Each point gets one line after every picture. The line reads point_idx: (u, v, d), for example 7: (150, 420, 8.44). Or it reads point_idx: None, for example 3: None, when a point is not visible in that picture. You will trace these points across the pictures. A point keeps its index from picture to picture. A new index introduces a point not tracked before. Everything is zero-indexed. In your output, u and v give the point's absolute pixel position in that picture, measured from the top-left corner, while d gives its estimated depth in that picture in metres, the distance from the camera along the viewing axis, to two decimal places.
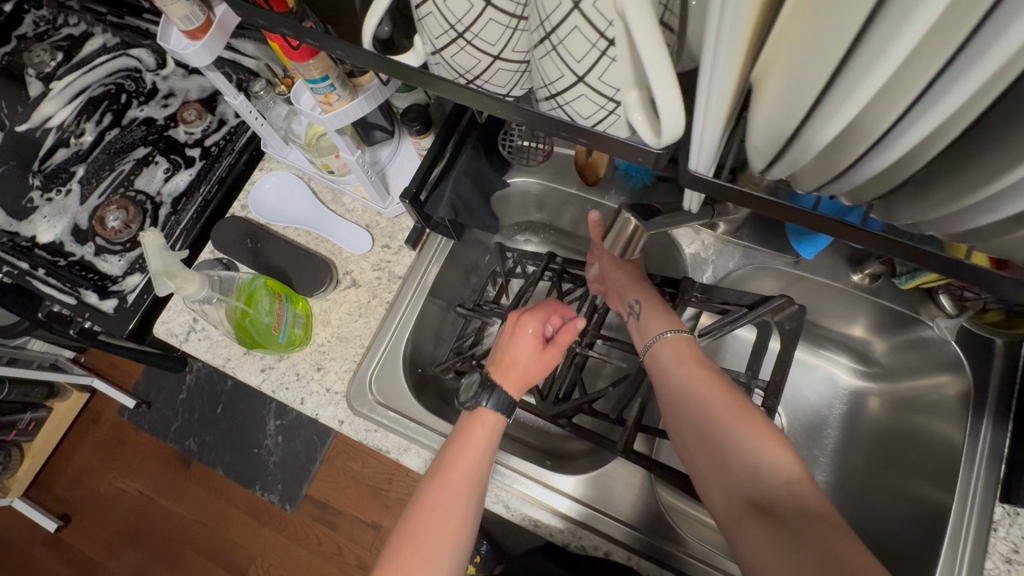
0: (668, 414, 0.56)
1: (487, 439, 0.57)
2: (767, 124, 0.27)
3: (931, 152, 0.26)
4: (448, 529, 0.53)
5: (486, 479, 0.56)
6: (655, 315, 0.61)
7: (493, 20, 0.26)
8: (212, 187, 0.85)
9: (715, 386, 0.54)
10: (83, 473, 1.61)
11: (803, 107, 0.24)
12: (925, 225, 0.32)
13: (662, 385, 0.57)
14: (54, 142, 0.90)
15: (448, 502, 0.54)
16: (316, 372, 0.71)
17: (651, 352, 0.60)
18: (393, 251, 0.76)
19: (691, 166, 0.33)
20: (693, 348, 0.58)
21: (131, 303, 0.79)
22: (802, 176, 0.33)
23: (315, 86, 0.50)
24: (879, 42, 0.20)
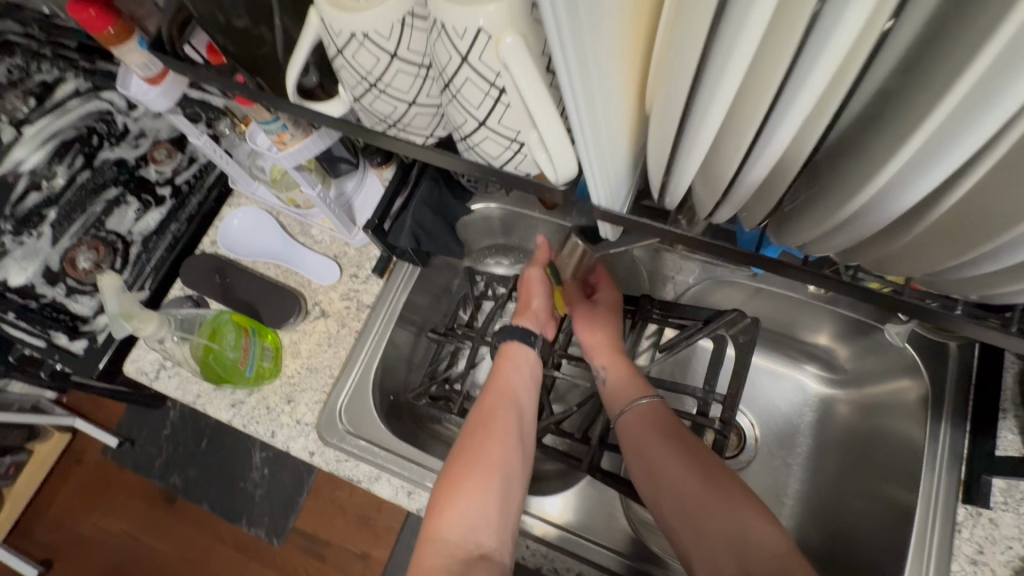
0: (643, 486, 0.56)
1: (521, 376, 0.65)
2: (654, 154, 0.29)
3: (796, 159, 0.28)
4: (492, 453, 0.57)
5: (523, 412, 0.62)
6: (623, 383, 0.63)
7: (402, 71, 0.28)
8: (186, 225, 0.86)
9: (686, 451, 0.56)
10: (65, 516, 1.58)
11: (671, 132, 0.26)
12: (821, 238, 0.33)
13: (634, 455, 0.58)
14: (24, 186, 0.89)
15: (489, 432, 0.59)
16: (286, 404, 0.71)
17: (624, 421, 0.60)
18: (360, 281, 0.77)
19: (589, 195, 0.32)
20: (664, 411, 0.60)
21: (100, 342, 0.81)
22: (700, 194, 0.34)
23: (267, 126, 0.52)
24: (715, 73, 0.21)
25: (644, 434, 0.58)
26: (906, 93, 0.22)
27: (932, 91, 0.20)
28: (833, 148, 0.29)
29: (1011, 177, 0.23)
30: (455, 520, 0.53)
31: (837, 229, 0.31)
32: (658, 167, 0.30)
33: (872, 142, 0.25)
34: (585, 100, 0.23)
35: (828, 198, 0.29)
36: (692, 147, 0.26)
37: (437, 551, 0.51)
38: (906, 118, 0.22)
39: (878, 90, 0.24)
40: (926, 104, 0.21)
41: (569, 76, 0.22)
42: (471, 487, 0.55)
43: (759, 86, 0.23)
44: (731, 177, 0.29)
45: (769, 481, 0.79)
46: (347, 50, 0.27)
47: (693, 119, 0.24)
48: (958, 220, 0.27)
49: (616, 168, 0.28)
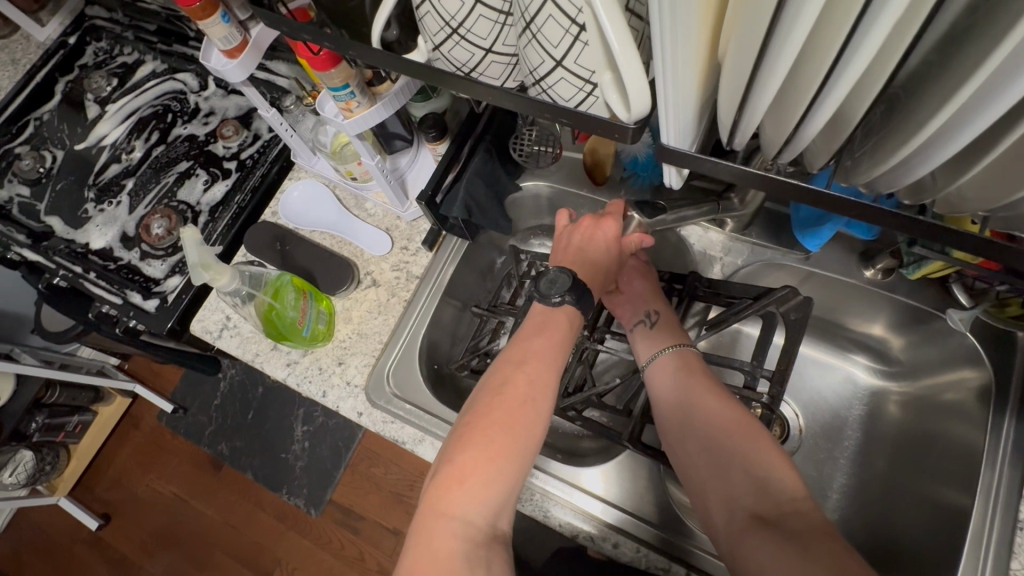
0: (668, 424, 0.58)
1: (560, 339, 0.57)
2: (723, 99, 0.29)
3: (863, 105, 0.28)
4: (517, 439, 0.52)
5: (551, 399, 0.55)
6: (670, 327, 0.64)
7: (483, 16, 0.29)
8: (250, 196, 0.91)
9: (713, 397, 0.57)
10: (123, 475, 1.69)
11: (741, 75, 0.27)
12: (881, 181, 0.33)
13: (663, 396, 0.60)
14: (107, 158, 1.00)
15: (514, 415, 0.53)
16: (337, 366, 0.74)
17: (653, 366, 0.62)
18: (411, 253, 0.79)
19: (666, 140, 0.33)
20: (694, 360, 0.61)
21: (170, 302, 0.85)
22: (766, 134, 0.34)
23: (337, 93, 0.55)
24: (789, 12, 0.22)
25: (673, 379, 0.60)
26: (982, 29, 0.22)
27: (1006, 17, 0.20)
28: (905, 96, 0.29)
29: None
30: (478, 500, 0.50)
31: (893, 171, 0.31)
32: (728, 111, 0.30)
33: (943, 83, 0.25)
34: (665, 41, 0.24)
35: (892, 141, 0.29)
36: (757, 87, 0.26)
37: (446, 529, 0.49)
38: (979, 50, 0.22)
39: (951, 28, 0.25)
40: (999, 37, 0.21)
41: (654, 13, 0.22)
42: (491, 474, 0.51)
43: (827, 27, 0.23)
44: (795, 121, 0.30)
45: (814, 473, 0.77)
46: None
47: (765, 64, 0.25)
48: (1016, 163, 0.27)
49: (685, 112, 0.29)
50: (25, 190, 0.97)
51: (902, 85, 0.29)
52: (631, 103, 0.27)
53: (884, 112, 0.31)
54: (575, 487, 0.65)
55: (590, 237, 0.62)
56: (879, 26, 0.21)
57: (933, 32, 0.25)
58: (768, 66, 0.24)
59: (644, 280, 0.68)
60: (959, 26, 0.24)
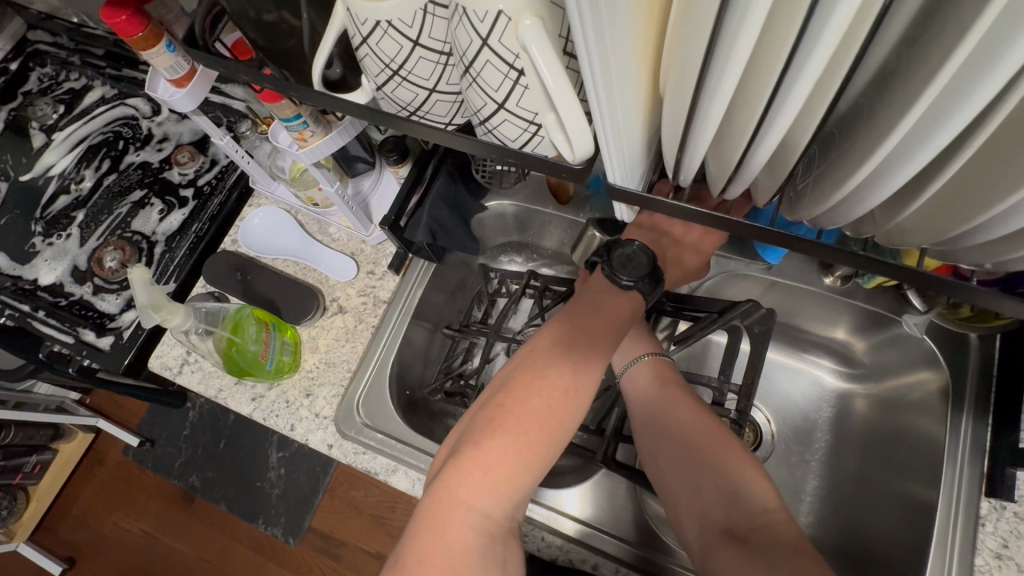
0: (643, 437, 0.58)
1: (606, 321, 0.55)
2: (669, 137, 0.29)
3: (802, 139, 0.28)
4: (546, 434, 0.51)
5: (590, 397, 0.54)
6: (642, 337, 0.63)
7: (423, 58, 0.29)
8: (207, 224, 0.87)
9: (689, 407, 0.56)
10: (87, 515, 1.61)
11: (684, 114, 0.27)
12: (821, 216, 0.34)
13: (639, 409, 0.59)
14: (55, 189, 0.96)
15: (554, 409, 0.52)
16: (305, 398, 0.73)
17: (629, 376, 0.61)
18: (377, 277, 0.78)
19: (613, 178, 0.33)
20: (669, 370, 0.60)
21: (126, 338, 0.81)
22: (712, 167, 0.34)
23: (289, 124, 0.54)
24: (720, 57, 0.22)
25: (647, 391, 0.59)
26: (907, 70, 0.23)
27: (930, 61, 0.21)
28: (843, 129, 0.29)
29: (1019, 144, 0.23)
30: (500, 492, 0.49)
31: (838, 205, 0.31)
32: (675, 148, 0.30)
33: (877, 117, 0.25)
34: (605, 89, 0.23)
35: (834, 171, 0.30)
36: (697, 128, 0.26)
37: (462, 519, 0.48)
38: (908, 89, 0.22)
39: (883, 64, 0.25)
40: (925, 78, 0.21)
41: (586, 62, 0.22)
42: (515, 471, 0.50)
43: (763, 67, 0.23)
44: (738, 157, 0.30)
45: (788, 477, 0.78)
46: (371, 37, 0.28)
47: (705, 107, 0.25)
48: (956, 189, 0.28)
49: (631, 150, 0.29)
50: None
51: (841, 115, 0.29)
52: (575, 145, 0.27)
53: (825, 145, 0.32)
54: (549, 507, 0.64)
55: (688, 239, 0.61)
56: (811, 68, 0.21)
57: (867, 68, 0.26)
58: (705, 105, 0.24)
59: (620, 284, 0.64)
60: (889, 64, 0.24)
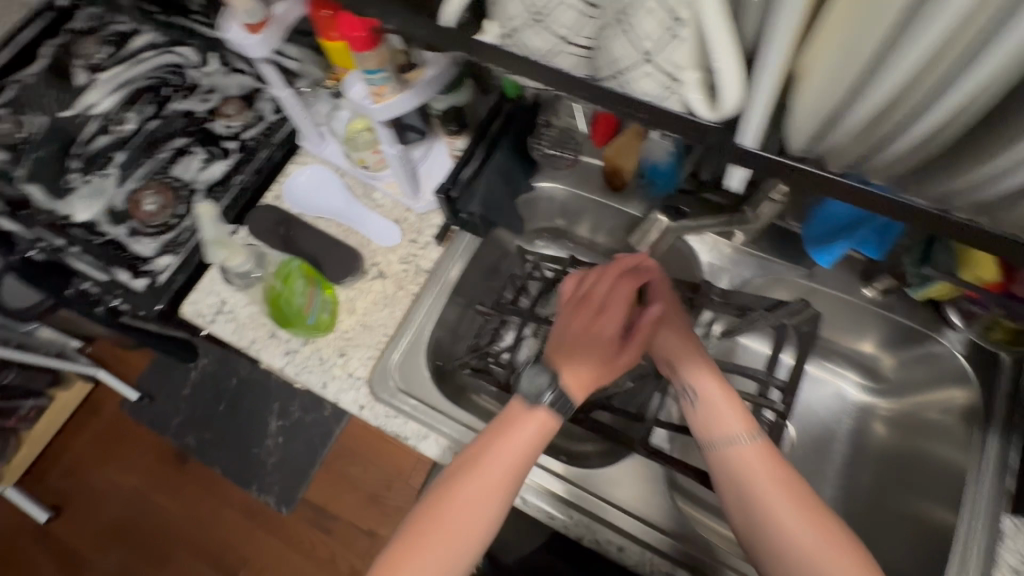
0: (735, 514, 0.55)
1: (535, 434, 0.57)
2: (818, 103, 0.32)
3: (959, 120, 0.31)
4: (482, 509, 0.54)
5: (523, 477, 0.56)
6: (725, 407, 0.58)
7: (571, 8, 0.33)
8: (249, 176, 0.87)
9: (794, 499, 0.53)
10: (77, 465, 1.59)
11: (858, 68, 0.29)
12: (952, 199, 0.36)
13: (731, 494, 0.56)
14: (96, 128, 0.95)
15: (490, 493, 0.55)
16: (339, 357, 0.73)
17: (718, 449, 0.58)
18: (420, 246, 0.78)
19: (739, 137, 0.33)
20: (766, 453, 0.56)
21: (160, 283, 0.80)
22: (840, 150, 0.36)
23: (371, 75, 0.54)
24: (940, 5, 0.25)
25: (743, 476, 0.55)
26: None
27: None
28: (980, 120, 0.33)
29: None
30: None
31: (973, 185, 0.34)
32: (825, 118, 0.33)
33: None
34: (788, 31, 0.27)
35: (971, 158, 0.33)
36: (884, 75, 0.29)
37: None
38: None
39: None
40: None
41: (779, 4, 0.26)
42: (458, 544, 0.53)
43: None
44: (892, 126, 0.33)
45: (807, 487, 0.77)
46: None
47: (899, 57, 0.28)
48: None
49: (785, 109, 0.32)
50: None
51: None
52: (723, 96, 0.31)
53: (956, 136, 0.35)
54: (568, 483, 0.65)
55: (588, 338, 0.60)
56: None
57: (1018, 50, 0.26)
58: (902, 54, 0.28)
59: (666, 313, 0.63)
60: None
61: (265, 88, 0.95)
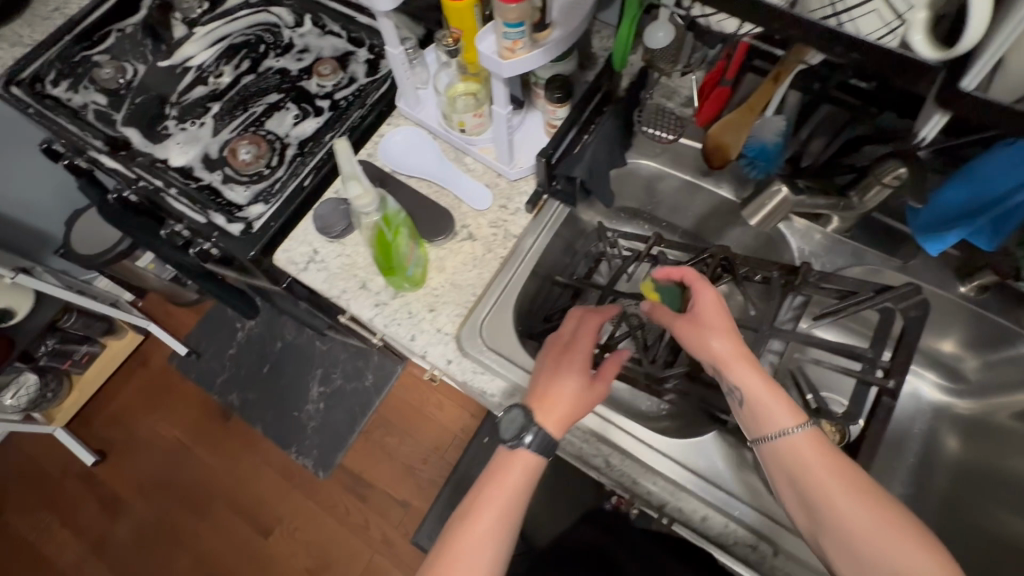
0: (799, 514, 0.55)
1: (522, 479, 0.59)
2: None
3: None
4: (486, 568, 0.55)
5: (515, 528, 0.58)
6: (773, 403, 0.56)
7: None
8: (341, 133, 0.88)
9: (856, 491, 0.52)
10: (124, 414, 1.63)
11: None
12: None
13: (787, 488, 0.55)
14: (193, 79, 0.98)
15: (492, 534, 0.57)
16: (428, 312, 0.74)
17: (771, 445, 0.56)
18: (509, 212, 0.79)
19: (963, 83, 0.42)
20: (820, 445, 0.54)
21: (258, 230, 0.82)
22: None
23: (508, 30, 0.56)
24: None
25: (798, 470, 0.54)
26: None
27: None
28: None
29: None
30: None
31: None
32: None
33: None
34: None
35: None
36: None
37: None
38: None
39: None
40: None
41: None
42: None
43: None
44: None
45: (883, 484, 0.76)
46: None
47: None
48: None
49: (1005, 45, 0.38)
50: (101, 100, 0.97)
51: None
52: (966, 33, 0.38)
53: None
54: (655, 452, 0.66)
55: (560, 374, 0.63)
56: None
57: None
58: None
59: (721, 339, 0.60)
60: None
61: (358, 52, 0.98)
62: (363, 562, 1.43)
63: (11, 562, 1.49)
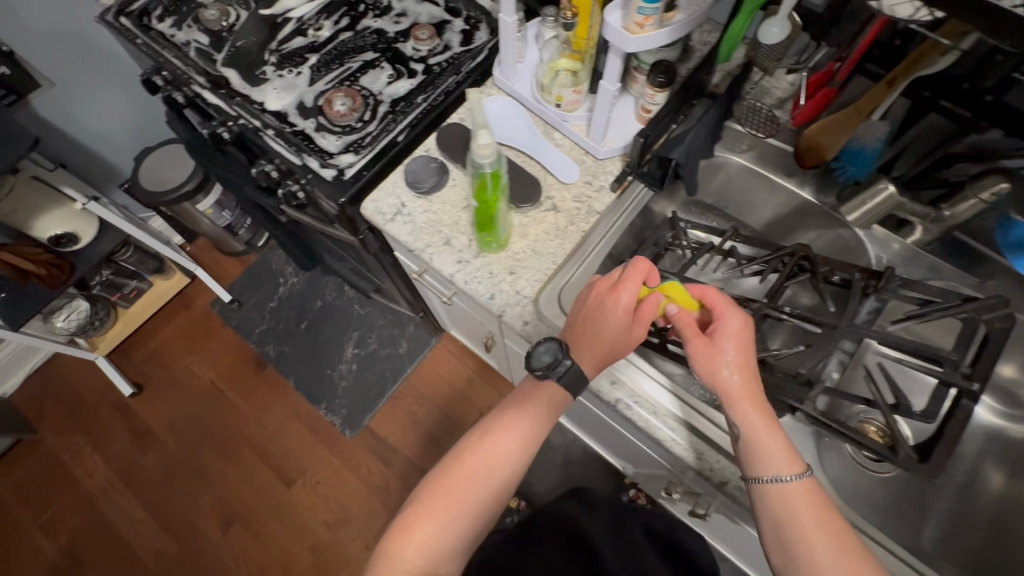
0: (775, 554, 0.58)
1: (532, 419, 0.67)
2: None
3: None
4: (481, 490, 0.64)
5: (515, 465, 0.66)
6: (774, 448, 0.59)
7: None
8: (434, 95, 0.90)
9: (835, 537, 0.55)
10: (163, 351, 1.68)
11: None
12: None
13: (771, 530, 0.58)
14: (293, 30, 1.01)
15: (496, 463, 0.65)
16: (508, 275, 0.77)
17: (763, 488, 0.59)
18: (594, 189, 0.82)
19: None
20: (812, 497, 0.57)
21: (349, 177, 0.84)
22: None
23: (645, 6, 0.58)
24: None
25: (785, 515, 0.57)
26: None
27: None
28: None
29: None
30: (428, 539, 0.62)
31: None
32: None
33: None
34: None
35: None
36: None
37: (403, 553, 0.62)
38: None
39: None
40: None
41: None
42: (474, 495, 0.64)
43: None
44: None
45: (933, 497, 0.77)
46: None
47: None
48: None
49: None
50: (204, 39, 1.00)
51: None
52: None
53: None
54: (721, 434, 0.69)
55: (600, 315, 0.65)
56: None
57: None
58: None
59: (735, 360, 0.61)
60: None
61: (454, 21, 1.00)
62: (379, 523, 1.45)
63: (38, 480, 1.53)
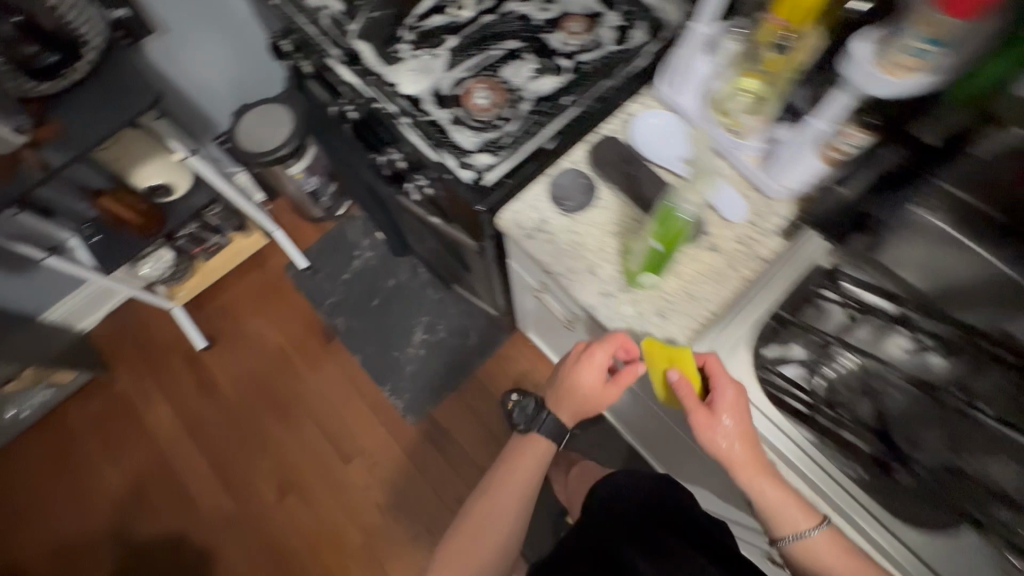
0: None
1: (527, 471, 0.82)
2: None
3: None
4: (487, 543, 0.77)
5: (513, 515, 0.79)
6: (794, 509, 0.62)
7: None
8: (585, 100, 0.82)
9: None
10: (233, 308, 1.68)
11: None
12: None
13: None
14: (432, 6, 0.93)
15: (497, 521, 0.78)
16: (657, 317, 0.71)
17: (792, 545, 0.63)
18: (759, 233, 0.74)
19: None
20: (837, 550, 0.62)
21: (488, 182, 0.77)
22: None
23: (925, 47, 0.53)
24: None
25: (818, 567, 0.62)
26: None
27: None
28: None
29: None
30: None
31: None
32: None
33: None
34: None
35: None
36: None
37: None
38: None
39: None
40: None
41: None
42: (487, 549, 0.77)
43: None
44: None
45: None
46: None
47: None
48: None
49: None
50: (337, 5, 0.93)
51: None
52: None
53: None
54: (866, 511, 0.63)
55: (578, 380, 0.73)
56: None
57: None
58: None
59: (736, 421, 0.62)
60: None
61: (609, 15, 0.90)
62: (432, 515, 1.44)
63: (107, 418, 1.56)
